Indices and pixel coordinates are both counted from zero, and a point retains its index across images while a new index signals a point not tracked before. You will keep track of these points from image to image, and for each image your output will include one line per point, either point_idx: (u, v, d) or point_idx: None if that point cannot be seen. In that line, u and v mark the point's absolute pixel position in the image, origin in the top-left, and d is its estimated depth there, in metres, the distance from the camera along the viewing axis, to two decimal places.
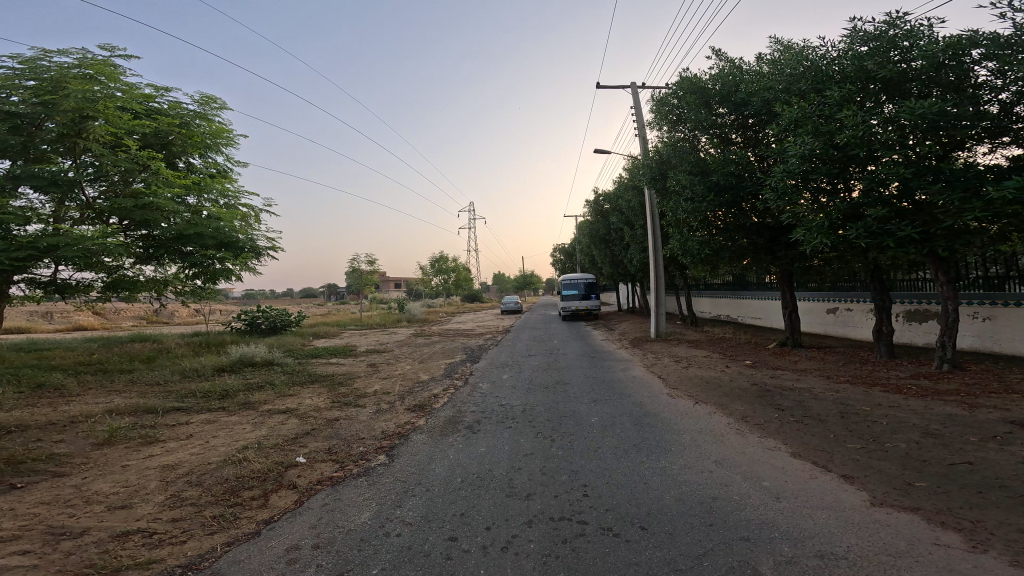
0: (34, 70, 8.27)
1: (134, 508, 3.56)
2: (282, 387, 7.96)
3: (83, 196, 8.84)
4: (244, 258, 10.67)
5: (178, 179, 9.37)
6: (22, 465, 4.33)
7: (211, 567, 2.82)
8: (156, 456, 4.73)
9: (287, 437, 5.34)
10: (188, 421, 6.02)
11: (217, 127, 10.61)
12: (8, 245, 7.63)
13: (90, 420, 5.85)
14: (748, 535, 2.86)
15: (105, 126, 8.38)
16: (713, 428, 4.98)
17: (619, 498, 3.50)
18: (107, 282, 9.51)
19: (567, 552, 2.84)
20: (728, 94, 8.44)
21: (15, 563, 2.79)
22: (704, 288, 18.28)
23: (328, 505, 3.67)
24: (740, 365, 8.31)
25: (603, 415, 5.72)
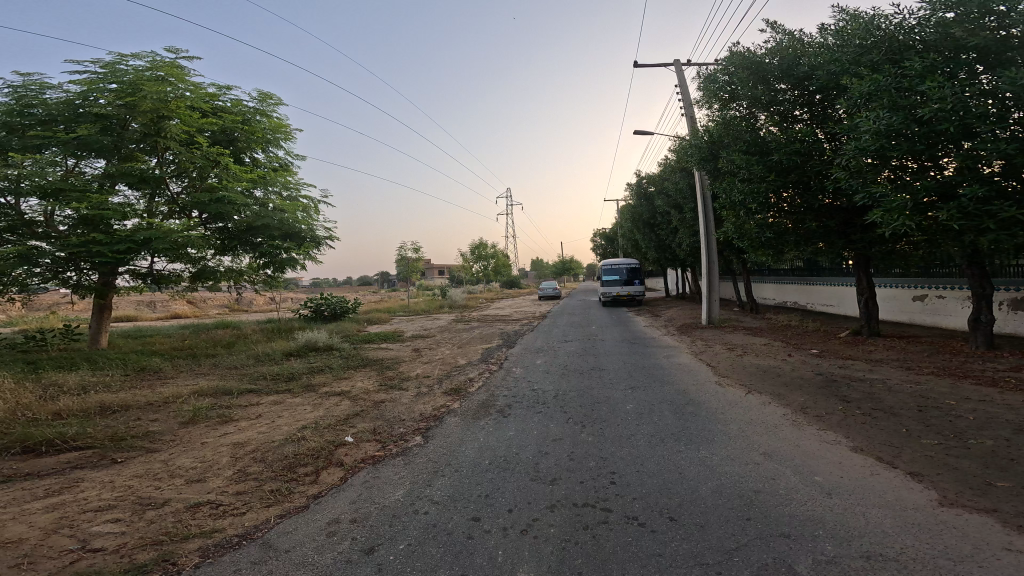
0: (114, 74, 8.89)
1: (207, 481, 3.86)
2: (338, 371, 8.34)
3: (169, 191, 9.48)
4: (305, 247, 11.20)
5: (246, 174, 9.83)
6: (122, 441, 4.79)
7: (263, 537, 3.03)
8: (229, 434, 5.10)
9: (339, 418, 5.60)
10: (259, 402, 6.44)
11: (276, 122, 11.01)
12: (112, 239, 8.36)
13: (179, 400, 6.37)
14: (788, 532, 2.74)
15: (180, 125, 8.95)
16: (766, 418, 4.80)
17: (649, 486, 3.45)
18: (193, 272, 10.20)
19: (587, 539, 2.84)
20: (790, 69, 7.95)
21: (107, 529, 3.09)
22: (767, 274, 17.52)
23: (368, 482, 3.84)
24: (805, 354, 7.93)
25: (640, 402, 5.64)
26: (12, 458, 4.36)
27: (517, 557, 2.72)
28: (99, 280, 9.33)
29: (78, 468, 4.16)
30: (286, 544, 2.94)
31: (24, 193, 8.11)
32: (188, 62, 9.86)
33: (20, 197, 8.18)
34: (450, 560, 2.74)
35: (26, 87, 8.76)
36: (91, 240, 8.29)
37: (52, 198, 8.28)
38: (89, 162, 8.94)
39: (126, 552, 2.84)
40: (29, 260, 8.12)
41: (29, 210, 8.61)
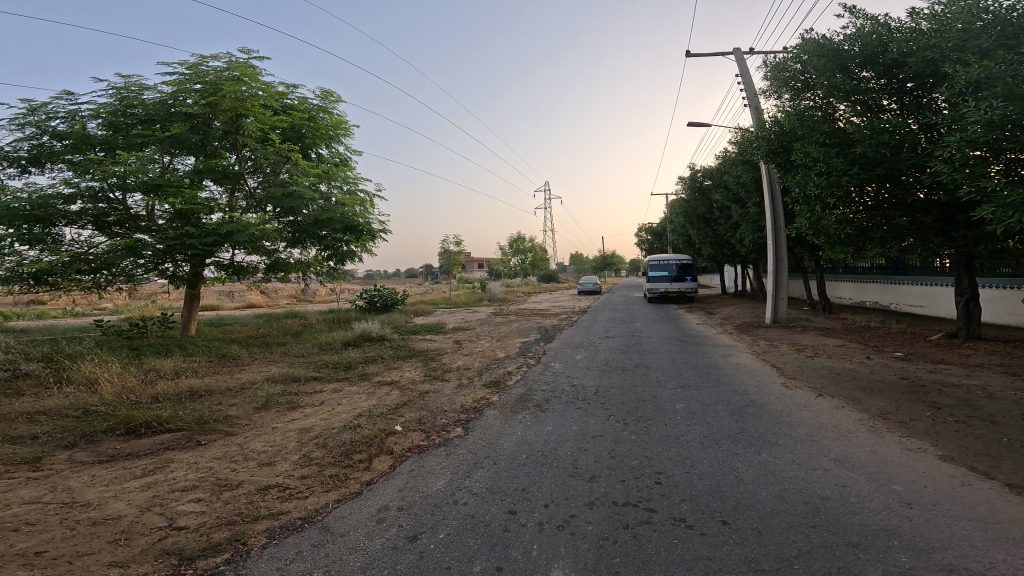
0: (198, 75, 9.37)
1: (276, 465, 4.06)
2: (389, 361, 8.60)
3: (246, 186, 10.05)
4: (362, 240, 11.55)
5: (313, 169, 10.33)
6: (205, 423, 5.11)
7: (322, 521, 3.15)
8: (296, 419, 5.34)
9: (390, 406, 5.77)
10: (321, 389, 6.72)
11: (337, 119, 11.25)
12: (200, 232, 8.86)
13: (256, 386, 6.75)
14: (857, 541, 2.62)
15: (255, 123, 9.53)
16: (840, 423, 4.59)
17: (700, 488, 3.37)
18: (268, 264, 10.67)
19: (627, 538, 2.81)
20: (875, 55, 7.58)
21: (190, 508, 3.30)
22: (841, 272, 16.73)
23: (414, 471, 3.93)
24: (885, 357, 7.52)
25: (692, 402, 5.50)
26: (113, 437, 4.74)
27: (552, 553, 2.72)
28: (191, 271, 9.98)
29: (168, 449, 4.47)
30: (341, 528, 3.05)
31: (128, 188, 8.67)
32: (259, 62, 10.22)
33: (126, 192, 8.77)
34: (486, 551, 2.78)
35: (126, 89, 9.33)
36: (185, 233, 8.87)
37: (152, 193, 8.85)
38: (181, 159, 9.50)
39: (205, 530, 3.02)
40: (134, 252, 8.79)
41: (134, 205, 9.28)
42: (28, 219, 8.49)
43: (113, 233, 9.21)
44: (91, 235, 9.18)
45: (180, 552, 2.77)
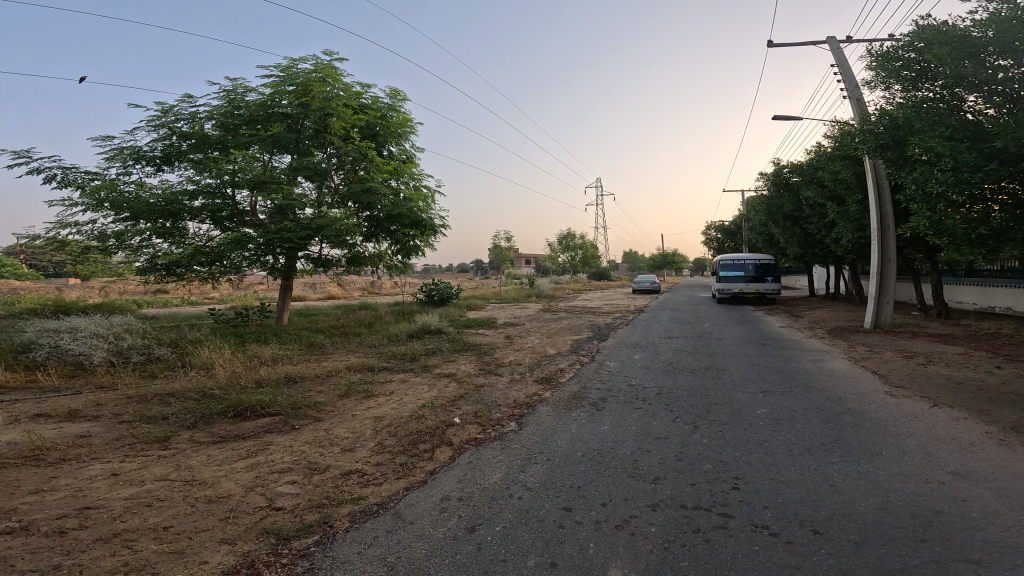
0: (290, 77, 9.97)
1: (356, 451, 4.25)
2: (447, 353, 8.82)
3: (332, 183, 10.53)
4: (426, 235, 11.86)
5: (386, 165, 10.66)
6: (299, 409, 5.44)
7: (394, 507, 3.26)
8: (371, 407, 5.58)
9: (448, 398, 5.90)
10: (390, 379, 7.00)
11: (404, 116, 11.42)
12: (297, 226, 9.41)
13: (339, 374, 7.14)
14: (976, 558, 2.43)
15: (339, 122, 9.97)
16: (955, 435, 4.25)
17: (786, 496, 3.21)
18: (348, 258, 11.16)
19: (697, 542, 2.72)
20: (1018, 40, 6.11)
21: (287, 489, 3.51)
22: (963, 275, 15.29)
23: (473, 463, 3.99)
24: (1016, 368, 6.83)
25: (774, 407, 5.25)
26: (225, 419, 5.14)
27: (610, 552, 2.67)
28: (285, 263, 10.53)
29: (269, 432, 4.79)
30: (411, 516, 3.15)
31: (239, 185, 9.33)
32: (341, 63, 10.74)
33: (236, 188, 9.46)
34: (540, 546, 2.77)
35: (234, 91, 10.07)
36: (285, 228, 9.44)
37: (258, 189, 9.49)
38: (278, 158, 10.15)
39: (299, 512, 3.20)
40: (241, 244, 9.51)
41: (244, 202, 10.03)
42: (158, 215, 9.37)
43: (228, 228, 9.99)
44: (209, 230, 9.97)
45: (278, 531, 2.95)
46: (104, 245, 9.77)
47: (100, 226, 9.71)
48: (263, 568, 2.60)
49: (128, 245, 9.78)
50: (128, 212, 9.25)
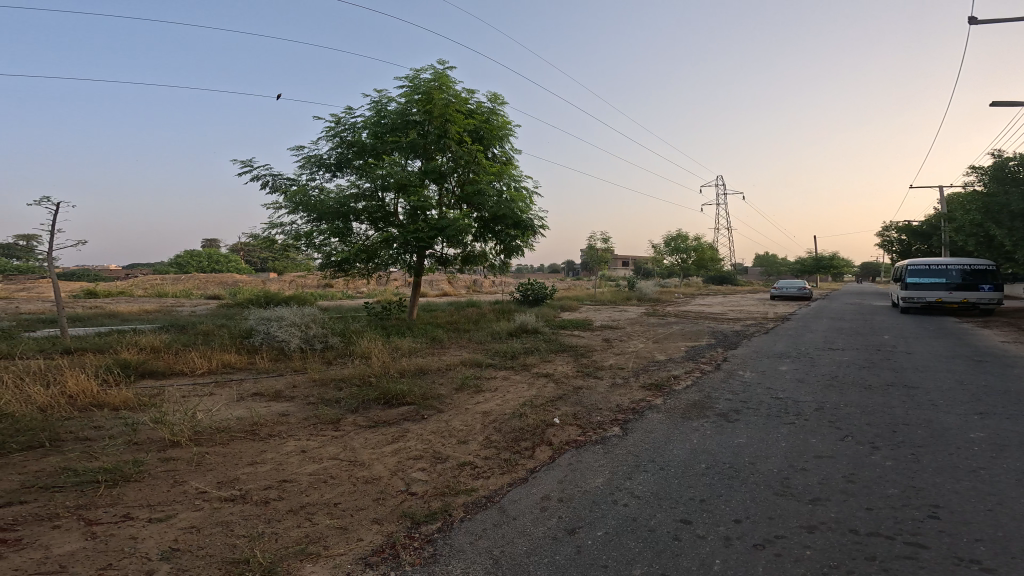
0: (415, 86, 10.73)
1: (468, 444, 4.60)
2: (544, 352, 8.96)
3: (447, 185, 11.37)
4: (527, 235, 12.01)
5: (491, 167, 11.09)
6: (428, 400, 5.96)
7: (499, 502, 3.44)
8: (480, 403, 5.95)
9: (548, 398, 6.00)
10: (493, 375, 7.34)
11: (505, 119, 11.71)
12: (428, 227, 10.47)
13: (456, 369, 7.65)
14: None
15: (455, 127, 10.65)
16: None
17: (1008, 530, 2.83)
18: (461, 257, 11.99)
19: (872, 571, 2.49)
20: None
21: (419, 476, 3.90)
22: None
23: (573, 464, 4.00)
24: None
25: (991, 433, 4.58)
26: (378, 406, 5.81)
27: (739, 571, 2.53)
28: (416, 260, 11.66)
29: (406, 420, 5.33)
30: (514, 512, 3.27)
31: (388, 188, 10.54)
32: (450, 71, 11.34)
33: (387, 192, 10.62)
34: (650, 556, 2.69)
35: (380, 101, 10.95)
36: (419, 228, 10.40)
37: (402, 192, 10.58)
38: (410, 162, 11.09)
39: (427, 498, 3.53)
40: (389, 244, 10.64)
41: (390, 203, 10.95)
42: (333, 216, 10.56)
43: (379, 228, 10.92)
44: (367, 229, 11.04)
45: (412, 516, 3.26)
46: (293, 243, 11.24)
47: (293, 226, 11.20)
48: (399, 549, 2.87)
49: (311, 244, 11.12)
50: (313, 213, 10.58)
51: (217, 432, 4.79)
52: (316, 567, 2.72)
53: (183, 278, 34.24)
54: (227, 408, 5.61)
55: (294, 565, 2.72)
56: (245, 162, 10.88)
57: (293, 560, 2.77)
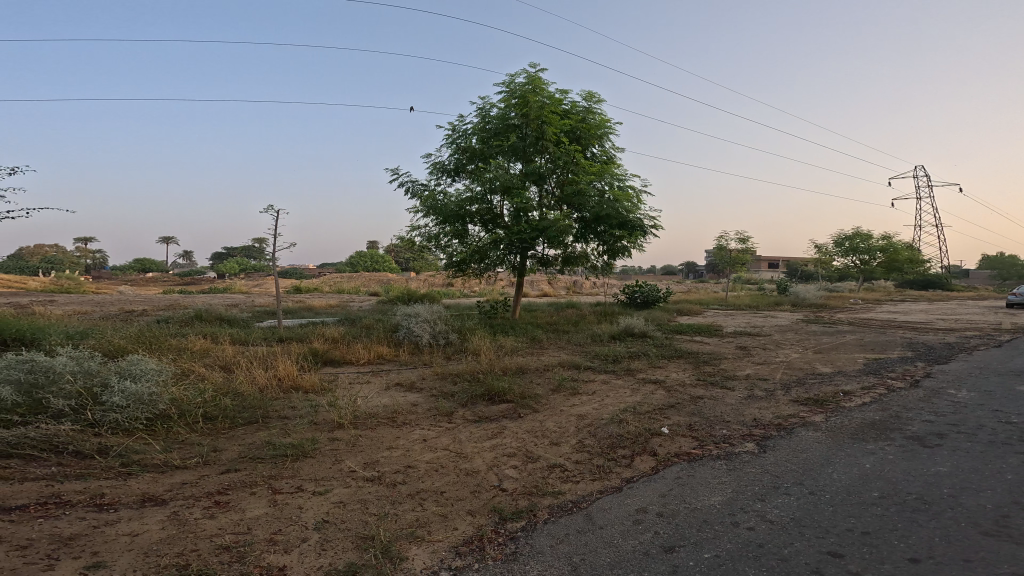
0: (511, 92, 11.05)
1: (560, 445, 4.61)
2: (653, 358, 8.67)
3: (546, 187, 11.51)
4: (634, 235, 11.58)
5: (591, 167, 10.94)
6: (525, 399, 6.09)
7: (587, 508, 3.40)
8: (575, 405, 5.93)
9: (656, 406, 5.82)
10: (592, 379, 7.29)
11: (602, 117, 11.54)
12: (530, 227, 10.62)
13: (551, 369, 7.72)
14: None
15: (551, 129, 10.71)
16: None
17: None
18: (563, 257, 12.03)
19: None
20: None
21: (510, 473, 3.98)
22: None
23: (680, 479, 3.83)
24: None
25: None
26: (481, 402, 6.04)
27: None
28: (519, 261, 11.92)
29: (505, 417, 5.50)
30: (602, 521, 3.21)
31: (495, 190, 10.83)
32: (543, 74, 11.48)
33: (494, 195, 10.98)
34: None
35: (484, 108, 11.43)
36: (522, 229, 10.63)
37: (505, 194, 10.88)
38: (511, 165, 11.38)
39: (516, 496, 3.59)
40: (497, 244, 10.98)
41: (497, 205, 11.31)
42: (454, 219, 11.17)
43: (489, 230, 11.37)
44: (479, 231, 11.51)
45: (501, 511, 3.32)
46: (426, 245, 12.15)
47: (427, 228, 12.09)
48: (484, 542, 2.94)
49: (438, 245, 11.96)
50: (439, 216, 11.27)
51: (369, 418, 5.35)
52: (420, 550, 2.88)
53: (340, 278, 38.71)
54: (375, 396, 6.21)
55: (404, 546, 2.93)
56: (397, 170, 12.14)
57: (402, 542, 2.97)
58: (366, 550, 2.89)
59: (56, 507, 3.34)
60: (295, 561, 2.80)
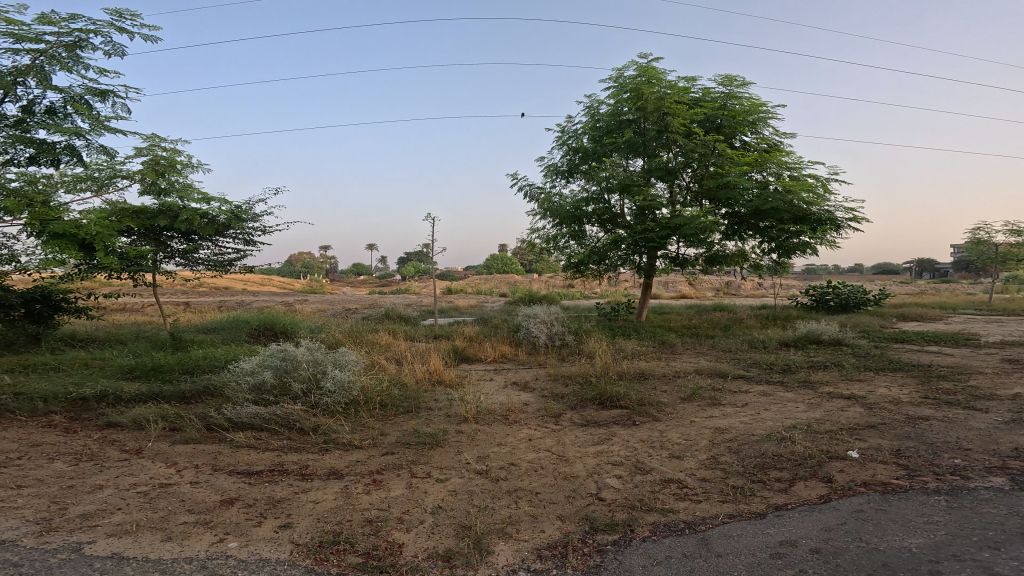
0: (621, 86, 10.59)
1: (683, 460, 4.31)
2: (851, 370, 7.58)
3: (681, 182, 10.96)
4: (821, 231, 10.27)
5: (742, 158, 9.95)
6: (643, 405, 5.80)
7: (703, 532, 3.14)
8: (714, 417, 5.50)
9: (844, 425, 5.09)
10: (748, 390, 6.66)
11: (751, 102, 10.47)
12: (656, 227, 10.08)
13: (688, 377, 7.26)
14: None
15: (677, 119, 10.03)
16: None
17: None
18: (707, 257, 11.22)
19: None
20: None
21: (611, 483, 3.83)
22: None
23: (861, 513, 3.34)
24: None
25: None
26: (591, 406, 5.92)
27: None
28: (647, 262, 11.43)
29: (615, 423, 5.32)
30: (721, 549, 2.94)
31: (613, 189, 10.52)
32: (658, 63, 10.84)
33: (610, 194, 10.68)
34: None
35: (593, 105, 11.20)
36: (648, 228, 10.16)
37: (623, 193, 10.53)
38: (631, 162, 10.95)
39: (613, 507, 3.45)
40: (617, 245, 10.65)
41: (616, 204, 10.99)
42: (570, 220, 11.15)
43: (608, 230, 11.08)
44: (597, 231, 11.34)
45: (593, 520, 3.23)
46: (545, 246, 12.26)
47: (546, 229, 12.22)
48: (568, 549, 2.90)
49: (556, 246, 12.03)
50: (555, 218, 11.32)
51: (488, 414, 5.58)
52: (504, 547, 2.94)
53: (484, 279, 41.32)
54: (493, 393, 6.49)
55: (492, 540, 3.01)
56: (517, 176, 12.95)
57: (493, 536, 3.06)
58: (463, 538, 3.04)
59: (277, 474, 4.15)
60: (409, 539, 3.06)
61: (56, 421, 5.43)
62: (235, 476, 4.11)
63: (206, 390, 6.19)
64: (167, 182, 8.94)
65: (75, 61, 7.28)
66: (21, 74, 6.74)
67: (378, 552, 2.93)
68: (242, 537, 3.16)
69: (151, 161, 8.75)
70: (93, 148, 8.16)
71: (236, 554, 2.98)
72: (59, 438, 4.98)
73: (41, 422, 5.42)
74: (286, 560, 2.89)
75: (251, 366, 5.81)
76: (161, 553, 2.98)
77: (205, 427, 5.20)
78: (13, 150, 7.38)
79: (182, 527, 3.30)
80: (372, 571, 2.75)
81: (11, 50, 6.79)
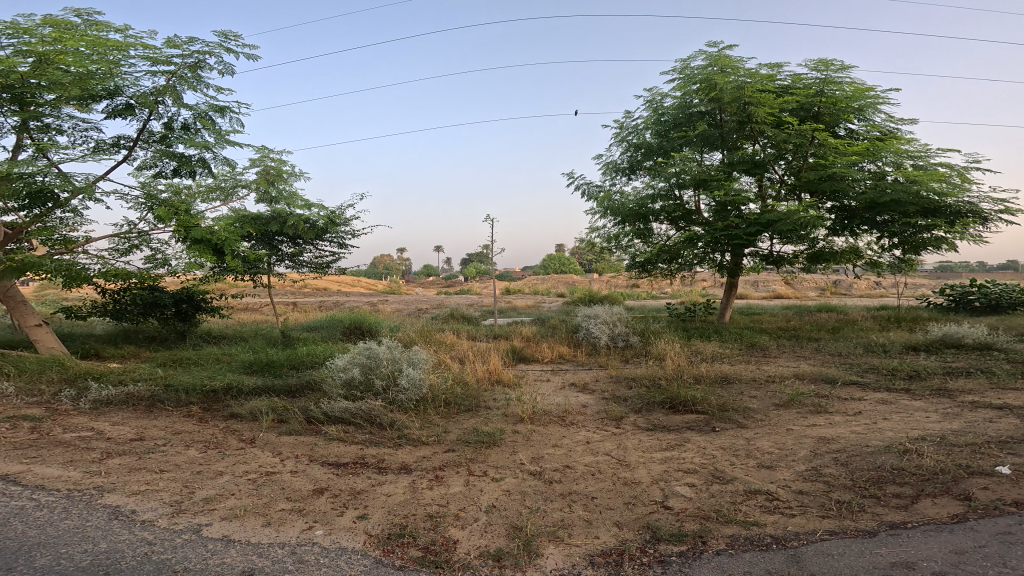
0: (690, 79, 10.02)
1: (775, 470, 3.96)
2: (1004, 377, 6.52)
3: (775, 175, 10.14)
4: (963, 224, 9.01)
5: (851, 147, 9.04)
6: (725, 411, 5.43)
7: (796, 548, 2.86)
8: (817, 426, 4.99)
9: (993, 437, 4.39)
10: (861, 398, 5.97)
11: (856, 86, 9.47)
12: (743, 223, 9.41)
13: (784, 381, 6.69)
14: None
15: (764, 108, 9.29)
16: None
17: None
18: (809, 254, 10.25)
19: None
20: None
21: (683, 491, 3.62)
22: None
23: (1007, 537, 2.86)
24: None
25: None
26: (661, 409, 5.67)
27: None
28: (732, 261, 10.71)
29: (690, 429, 5.03)
30: (815, 569, 2.66)
31: (685, 185, 9.99)
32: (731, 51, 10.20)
33: (683, 189, 10.14)
34: None
35: (654, 99, 10.80)
36: (730, 224, 9.51)
37: (699, 189, 9.91)
38: (708, 156, 10.35)
39: (681, 517, 3.25)
40: (693, 242, 10.08)
41: (689, 200, 10.48)
42: (634, 218, 10.80)
43: (681, 227, 10.59)
44: (667, 229, 10.88)
45: (656, 529, 3.07)
46: (606, 245, 11.96)
47: (607, 228, 11.93)
48: (624, 559, 2.79)
49: (619, 245, 11.69)
50: (618, 217, 10.96)
51: (544, 414, 5.56)
52: (555, 551, 2.90)
53: (545, 279, 41.57)
54: (550, 393, 6.45)
55: (548, 543, 2.98)
56: (570, 176, 12.45)
57: (544, 538, 3.03)
58: (514, 539, 3.04)
59: (360, 466, 4.42)
60: (464, 536, 3.12)
61: (193, 410, 6.21)
62: (326, 467, 4.44)
63: (308, 385, 6.74)
64: (277, 190, 10.11)
65: (198, 80, 8.34)
66: (160, 93, 7.80)
67: (437, 547, 3.01)
68: (327, 526, 3.39)
69: (263, 171, 9.97)
70: (219, 160, 9.26)
71: (320, 541, 3.21)
72: (194, 426, 5.68)
73: (182, 411, 6.22)
74: (359, 550, 3.06)
75: (343, 363, 6.22)
76: (259, 537, 3.29)
77: (305, 420, 5.68)
78: (162, 163, 8.73)
79: (279, 513, 3.62)
80: (430, 565, 2.82)
81: (150, 73, 7.89)
